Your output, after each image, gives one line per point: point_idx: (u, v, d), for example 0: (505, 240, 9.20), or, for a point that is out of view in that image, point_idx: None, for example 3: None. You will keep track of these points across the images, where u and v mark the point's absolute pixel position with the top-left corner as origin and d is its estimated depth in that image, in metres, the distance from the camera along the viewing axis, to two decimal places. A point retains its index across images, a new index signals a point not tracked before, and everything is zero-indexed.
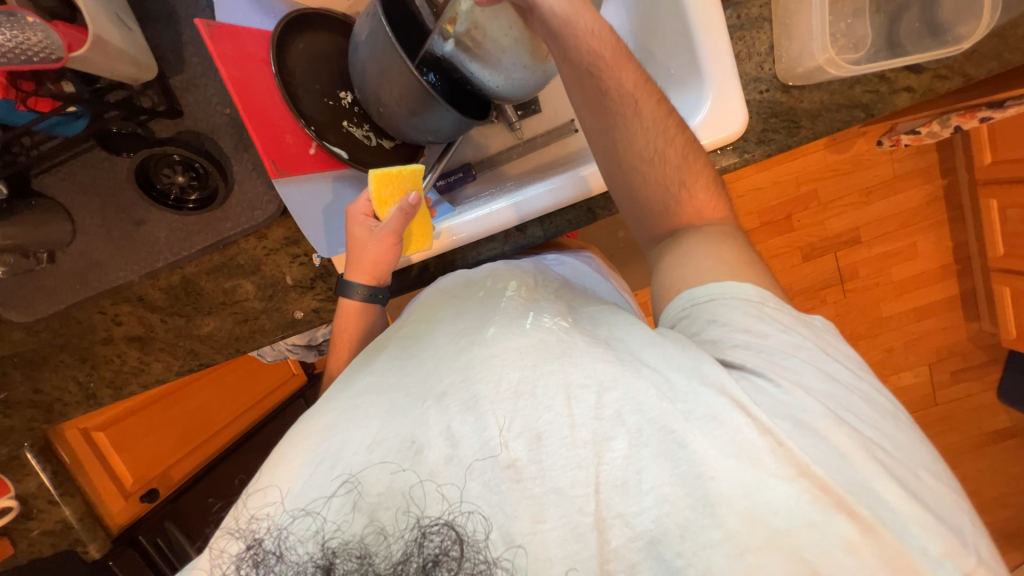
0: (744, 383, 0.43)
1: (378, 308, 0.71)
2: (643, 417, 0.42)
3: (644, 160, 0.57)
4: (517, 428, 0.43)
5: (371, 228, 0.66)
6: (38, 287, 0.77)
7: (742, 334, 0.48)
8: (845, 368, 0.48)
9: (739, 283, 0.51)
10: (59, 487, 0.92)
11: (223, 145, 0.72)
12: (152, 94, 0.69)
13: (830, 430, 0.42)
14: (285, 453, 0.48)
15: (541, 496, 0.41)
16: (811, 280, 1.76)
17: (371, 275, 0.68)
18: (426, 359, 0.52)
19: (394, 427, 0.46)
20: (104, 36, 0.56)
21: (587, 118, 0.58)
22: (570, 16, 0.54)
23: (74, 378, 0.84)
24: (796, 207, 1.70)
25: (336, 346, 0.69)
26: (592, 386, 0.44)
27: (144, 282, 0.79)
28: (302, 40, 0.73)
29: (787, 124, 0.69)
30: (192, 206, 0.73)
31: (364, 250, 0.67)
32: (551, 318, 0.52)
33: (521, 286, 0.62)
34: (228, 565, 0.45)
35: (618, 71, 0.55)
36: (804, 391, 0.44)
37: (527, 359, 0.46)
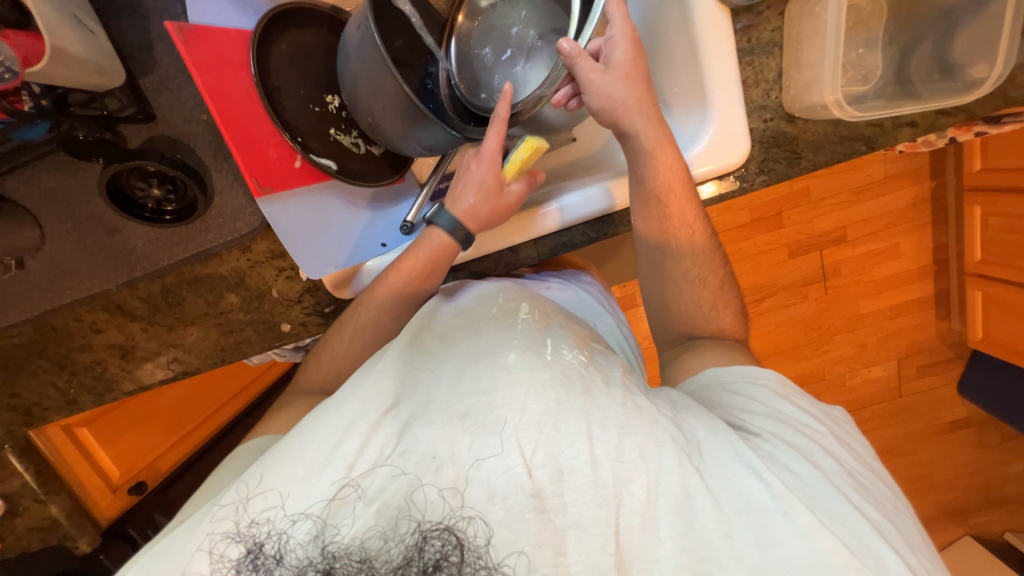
0: (761, 454, 0.49)
1: (457, 251, 0.67)
2: (660, 466, 0.47)
3: (686, 280, 0.69)
4: (540, 458, 0.47)
5: (503, 187, 0.66)
6: (6, 294, 0.74)
7: (759, 405, 0.55)
8: (852, 454, 0.54)
9: (762, 368, 0.60)
10: (44, 486, 0.91)
11: (201, 154, 0.68)
12: (118, 96, 0.64)
13: (839, 497, 0.48)
14: (294, 449, 0.48)
15: (563, 529, 0.46)
16: (795, 277, 1.80)
17: (478, 229, 0.67)
18: (425, 393, 0.52)
19: (414, 440, 0.48)
20: (64, 46, 0.50)
21: (643, 233, 0.68)
22: (653, 150, 0.63)
23: (52, 384, 0.82)
24: (786, 205, 1.72)
25: (400, 272, 0.65)
26: (613, 430, 0.48)
27: (122, 290, 0.76)
28: (285, 39, 0.67)
29: (788, 154, 0.68)
30: (170, 218, 0.69)
31: (490, 204, 0.66)
32: (569, 351, 0.55)
33: (534, 309, 0.62)
34: (230, 570, 0.46)
35: (681, 204, 0.65)
36: (814, 465, 0.50)
37: (550, 392, 0.49)
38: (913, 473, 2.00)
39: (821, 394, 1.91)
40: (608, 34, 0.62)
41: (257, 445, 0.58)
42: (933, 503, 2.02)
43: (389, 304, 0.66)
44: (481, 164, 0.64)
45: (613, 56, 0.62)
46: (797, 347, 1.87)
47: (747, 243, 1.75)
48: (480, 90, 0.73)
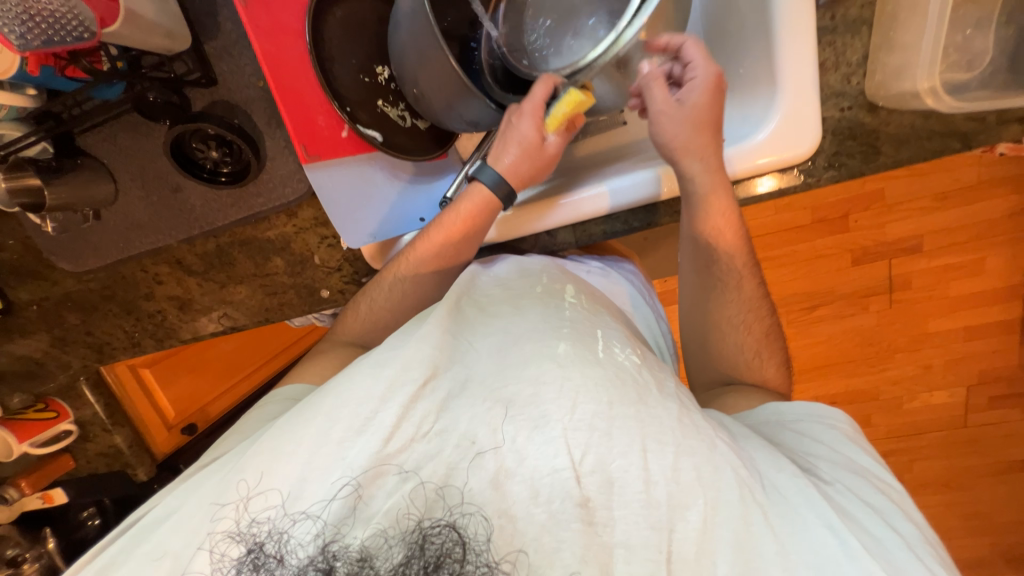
0: (834, 504, 0.49)
1: (498, 208, 0.66)
2: (720, 494, 0.48)
3: (729, 325, 0.68)
4: (591, 464, 0.47)
5: (543, 140, 0.64)
6: (85, 242, 0.81)
7: (827, 450, 0.56)
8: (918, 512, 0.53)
9: (832, 412, 0.62)
10: (111, 418, 1.02)
11: (257, 120, 0.71)
12: (186, 60, 0.67)
13: (916, 563, 0.46)
14: (327, 411, 0.51)
15: (612, 546, 0.46)
16: (858, 284, 1.67)
17: (520, 187, 0.67)
18: (464, 367, 0.54)
19: (456, 420, 0.50)
20: (136, 9, 0.52)
21: (690, 274, 0.69)
22: (708, 194, 0.61)
23: (121, 326, 0.90)
24: (857, 206, 1.60)
25: (443, 227, 0.66)
26: (669, 447, 0.48)
27: (181, 246, 0.81)
28: (340, 7, 0.67)
29: (865, 148, 0.61)
30: (224, 180, 0.72)
31: (529, 160, 0.64)
32: (622, 350, 0.56)
33: (580, 293, 0.64)
34: (228, 568, 0.48)
35: (731, 251, 0.65)
36: (893, 529, 0.49)
37: (603, 395, 0.50)
38: (971, 511, 1.83)
39: (870, 413, 1.79)
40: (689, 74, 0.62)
41: (294, 393, 0.62)
42: (988, 545, 1.85)
43: (430, 258, 0.66)
44: (523, 119, 0.62)
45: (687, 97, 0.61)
46: (849, 362, 1.76)
47: (805, 245, 1.66)
48: (522, 56, 0.69)
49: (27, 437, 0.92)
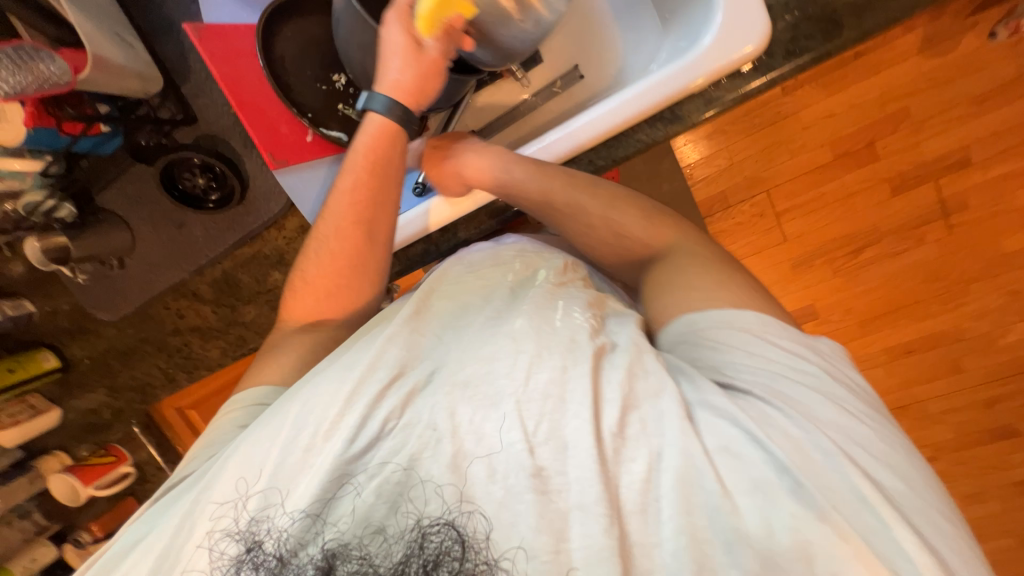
0: (755, 416, 0.47)
1: (398, 130, 0.66)
2: (663, 440, 0.47)
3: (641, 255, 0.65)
4: (542, 433, 0.46)
5: (419, 45, 0.63)
6: (115, 289, 0.89)
7: (741, 355, 0.52)
8: (856, 395, 0.51)
9: (739, 312, 0.55)
10: (165, 454, 1.16)
11: (235, 144, 0.77)
12: (169, 105, 0.74)
13: (846, 469, 0.45)
14: (297, 411, 0.50)
15: (566, 511, 0.44)
16: (905, 216, 1.53)
17: (412, 102, 0.66)
18: (433, 359, 0.53)
19: (421, 411, 0.48)
20: (107, 55, 0.59)
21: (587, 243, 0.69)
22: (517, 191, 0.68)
23: (157, 365, 0.98)
24: (883, 130, 1.48)
25: (349, 171, 0.64)
26: (617, 402, 0.48)
27: (194, 278, 0.88)
28: (290, 26, 0.73)
29: (826, 25, 0.58)
30: (213, 204, 0.78)
31: (410, 71, 0.63)
32: (581, 315, 0.56)
33: (551, 271, 0.63)
34: (227, 566, 0.47)
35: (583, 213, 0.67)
36: (819, 430, 0.47)
37: (555, 362, 0.49)
38: None
39: (958, 358, 1.59)
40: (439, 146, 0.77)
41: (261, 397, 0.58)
42: None
43: (345, 205, 0.64)
44: (390, 27, 0.63)
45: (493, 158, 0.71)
46: (917, 304, 1.58)
47: (833, 184, 1.54)
48: None
49: (92, 480, 1.04)
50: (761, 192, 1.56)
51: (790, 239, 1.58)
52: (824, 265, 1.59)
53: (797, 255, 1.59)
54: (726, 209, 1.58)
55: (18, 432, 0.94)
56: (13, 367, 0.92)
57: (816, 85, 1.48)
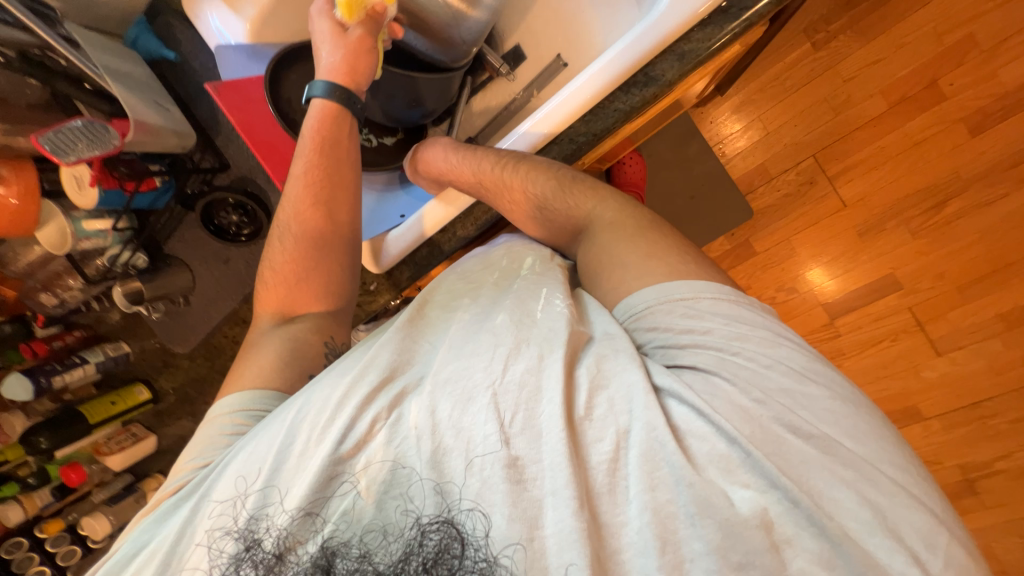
0: (699, 394, 0.47)
1: (342, 111, 0.70)
2: (631, 416, 0.47)
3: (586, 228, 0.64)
4: (518, 423, 0.46)
5: (344, 30, 0.69)
6: (184, 323, 1.01)
7: (686, 331, 0.51)
8: (800, 351, 0.50)
9: (669, 282, 0.54)
10: None
11: (261, 181, 0.88)
12: (209, 157, 0.87)
13: (786, 432, 0.45)
14: (291, 417, 0.52)
15: (540, 498, 0.44)
16: (993, 156, 1.32)
17: (349, 80, 0.69)
18: (423, 365, 0.54)
19: (412, 406, 0.49)
20: (144, 118, 0.71)
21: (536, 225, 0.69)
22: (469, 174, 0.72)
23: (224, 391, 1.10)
24: (943, 67, 1.30)
25: (302, 155, 0.68)
26: (586, 385, 0.48)
27: (243, 306, 0.99)
28: (294, 71, 0.80)
29: None
30: (245, 238, 0.88)
31: (340, 51, 0.68)
32: (562, 301, 0.56)
33: (537, 260, 0.64)
34: (226, 564, 0.48)
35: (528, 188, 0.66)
36: (765, 401, 0.46)
37: (531, 354, 0.50)
38: None
39: None
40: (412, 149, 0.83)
41: (253, 401, 0.59)
42: None
43: (297, 191, 0.68)
44: (318, 19, 0.70)
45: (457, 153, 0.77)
46: None
47: (892, 137, 1.37)
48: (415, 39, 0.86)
49: None
50: (807, 157, 1.42)
51: (850, 204, 1.42)
52: (899, 228, 1.40)
53: (863, 221, 1.42)
54: (768, 182, 1.45)
55: (122, 457, 1.11)
56: (115, 401, 1.09)
57: (851, 33, 1.34)
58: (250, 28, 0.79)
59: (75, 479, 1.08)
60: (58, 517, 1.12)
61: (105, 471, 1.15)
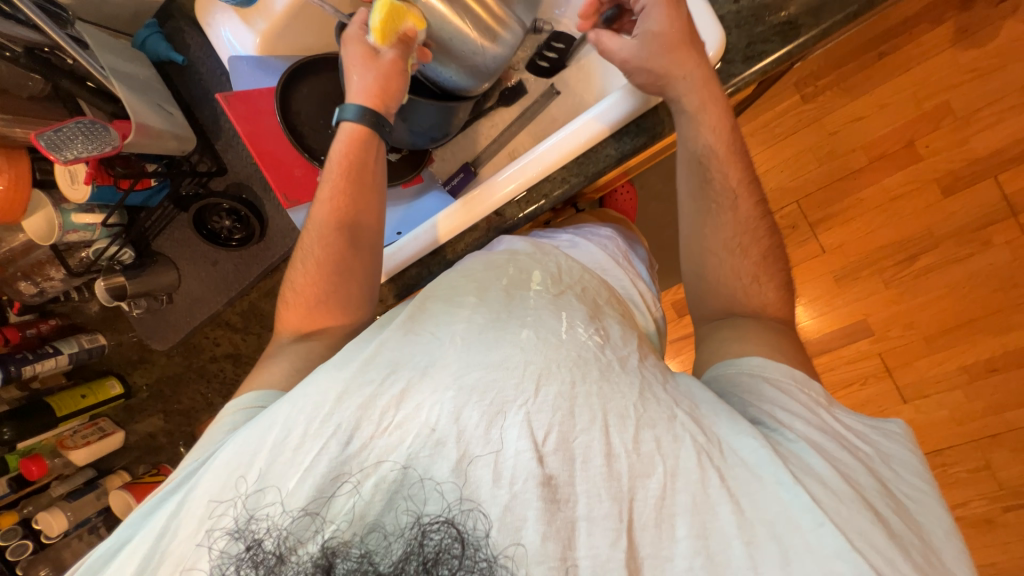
0: (790, 462, 0.46)
1: (374, 137, 0.71)
2: (678, 461, 0.46)
3: (723, 250, 0.64)
4: (553, 443, 0.45)
5: (377, 54, 0.70)
6: (166, 321, 1.02)
7: (800, 407, 0.52)
8: (899, 463, 0.51)
9: (808, 378, 0.55)
10: None
11: (256, 189, 0.88)
12: (206, 160, 0.88)
13: (871, 518, 0.44)
14: (283, 414, 0.48)
15: (574, 521, 0.44)
16: (964, 218, 1.38)
17: (377, 102, 0.70)
18: (427, 355, 0.51)
19: (426, 413, 0.47)
20: (145, 122, 0.71)
21: (686, 202, 0.66)
22: (697, 113, 0.63)
23: (200, 390, 1.10)
24: (922, 129, 1.38)
25: (326, 177, 0.70)
26: (631, 420, 0.47)
27: (226, 309, 0.99)
28: (305, 85, 0.82)
29: (782, 28, 0.62)
30: (236, 243, 0.89)
31: (372, 73, 0.69)
32: (585, 330, 0.54)
33: (547, 278, 0.63)
34: (227, 565, 0.46)
35: (725, 166, 0.63)
36: (848, 482, 0.46)
37: (566, 376, 0.48)
38: None
39: None
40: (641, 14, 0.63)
41: (256, 403, 0.59)
42: None
43: (324, 211, 0.69)
44: (349, 42, 0.71)
45: (648, 24, 0.62)
46: (994, 314, 1.40)
47: (872, 189, 1.43)
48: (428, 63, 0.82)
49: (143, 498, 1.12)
50: (790, 203, 1.49)
51: (830, 250, 1.48)
52: (874, 277, 1.46)
53: (840, 267, 1.47)
54: None
55: (86, 452, 1.08)
56: (86, 394, 1.07)
57: (839, 89, 1.41)
58: (261, 42, 0.80)
59: (35, 472, 1.02)
60: (13, 510, 1.09)
61: (68, 466, 1.12)
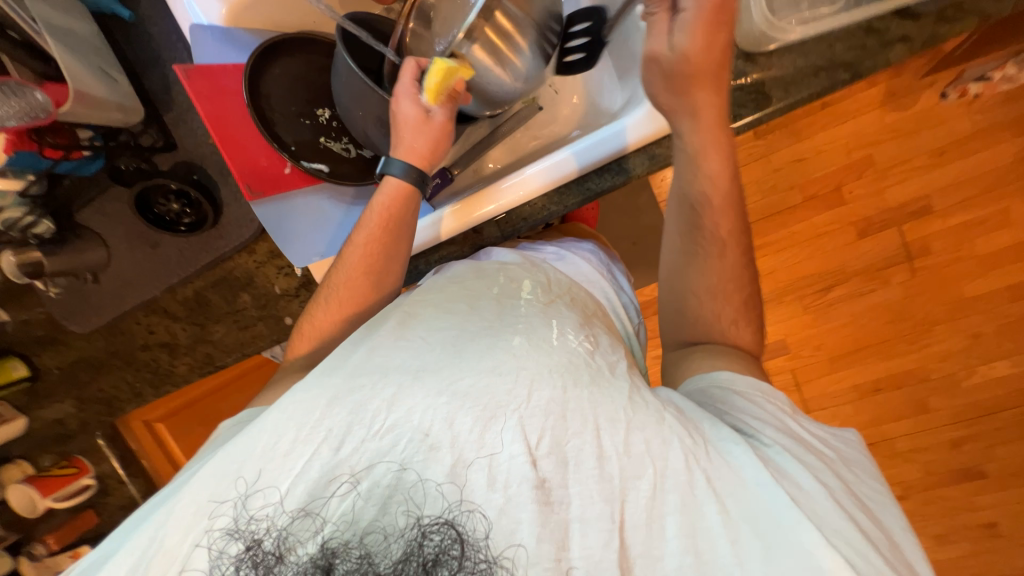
0: (771, 467, 0.48)
1: (416, 194, 0.67)
2: (667, 462, 0.47)
3: (707, 295, 0.64)
4: (547, 447, 0.47)
5: (428, 114, 0.66)
6: (87, 303, 0.91)
7: (769, 416, 0.53)
8: (861, 465, 0.54)
9: (773, 389, 0.57)
10: (129, 468, 1.14)
11: (212, 171, 0.81)
12: (151, 133, 0.79)
13: (841, 515, 0.46)
14: (271, 422, 0.49)
15: (567, 522, 0.45)
16: (872, 258, 1.59)
17: (425, 163, 0.67)
18: (416, 357, 0.53)
19: (411, 420, 0.48)
20: (85, 89, 0.63)
21: (674, 236, 0.67)
22: (698, 155, 0.63)
23: (124, 378, 0.99)
24: (848, 176, 1.55)
25: (365, 227, 0.65)
26: (620, 423, 0.49)
27: (165, 296, 0.91)
28: (277, 66, 0.75)
29: (756, 96, 0.67)
30: (185, 228, 0.82)
31: (426, 136, 0.66)
32: (575, 337, 0.57)
33: (535, 287, 0.66)
34: (228, 565, 0.45)
35: (718, 215, 0.64)
36: (821, 482, 0.48)
37: (557, 380, 0.50)
38: None
39: (924, 397, 1.63)
40: (680, 19, 0.59)
41: (240, 417, 0.57)
42: None
43: (357, 261, 0.65)
44: (402, 99, 0.65)
45: (677, 41, 0.59)
46: (883, 343, 1.63)
47: (803, 225, 1.60)
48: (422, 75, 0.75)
49: (50, 492, 1.03)
50: None
51: (763, 274, 1.64)
52: (795, 302, 1.64)
53: (769, 291, 1.64)
54: None
55: None
56: None
57: (786, 130, 1.55)
58: (228, 13, 0.73)
59: None
60: None
61: None
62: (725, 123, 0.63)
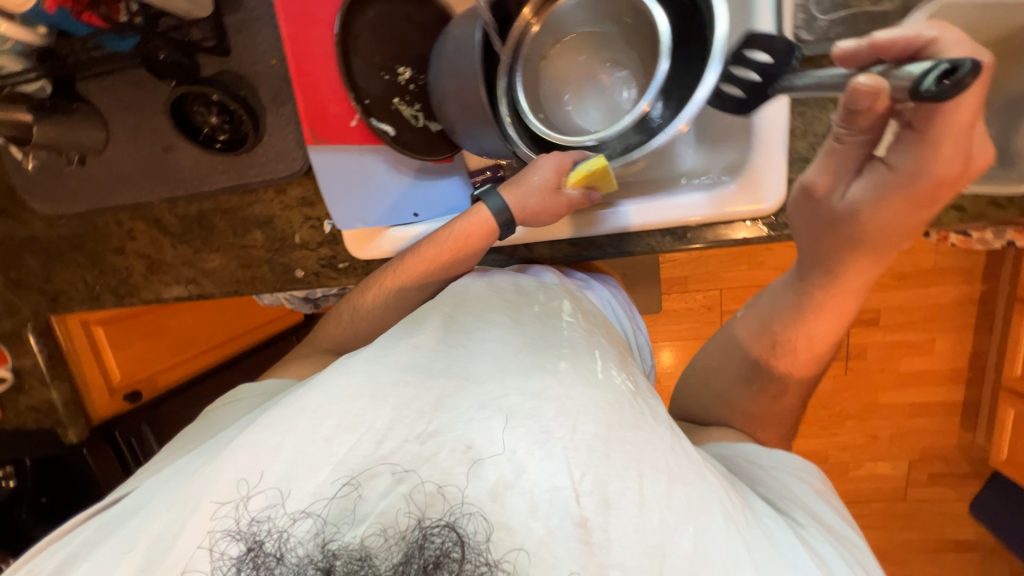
0: (808, 546, 0.48)
1: (495, 235, 0.69)
2: (709, 523, 0.43)
3: (744, 418, 0.65)
4: (589, 483, 0.43)
5: (560, 189, 0.66)
6: (62, 185, 0.81)
7: (797, 502, 0.55)
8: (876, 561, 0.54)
9: (806, 463, 0.61)
10: (51, 370, 1.01)
11: (263, 96, 0.73)
12: (202, 28, 0.70)
13: None
14: (300, 410, 0.48)
15: (606, 567, 0.41)
16: None
17: (521, 216, 0.69)
18: (460, 366, 0.51)
19: (450, 428, 0.45)
20: None
21: (741, 360, 0.66)
22: (803, 309, 0.60)
23: (82, 277, 0.88)
24: None
25: (436, 243, 0.68)
26: (663, 475, 0.45)
27: (162, 205, 0.82)
28: (374, 8, 0.69)
29: None
30: (220, 146, 0.74)
31: (541, 201, 0.67)
32: (618, 374, 0.54)
33: (578, 312, 0.62)
34: (227, 569, 0.42)
35: (793, 366, 0.63)
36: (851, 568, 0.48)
37: (602, 417, 0.47)
38: None
39: None
40: (872, 168, 0.49)
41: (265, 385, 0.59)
42: None
43: (415, 270, 0.68)
44: (545, 162, 0.66)
45: (853, 192, 0.51)
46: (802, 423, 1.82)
47: None
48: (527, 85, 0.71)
49: None
50: (715, 289, 1.59)
51: None
52: None
53: None
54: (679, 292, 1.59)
55: None
56: None
57: None
58: None
59: None
60: None
61: None
62: (861, 291, 0.59)
